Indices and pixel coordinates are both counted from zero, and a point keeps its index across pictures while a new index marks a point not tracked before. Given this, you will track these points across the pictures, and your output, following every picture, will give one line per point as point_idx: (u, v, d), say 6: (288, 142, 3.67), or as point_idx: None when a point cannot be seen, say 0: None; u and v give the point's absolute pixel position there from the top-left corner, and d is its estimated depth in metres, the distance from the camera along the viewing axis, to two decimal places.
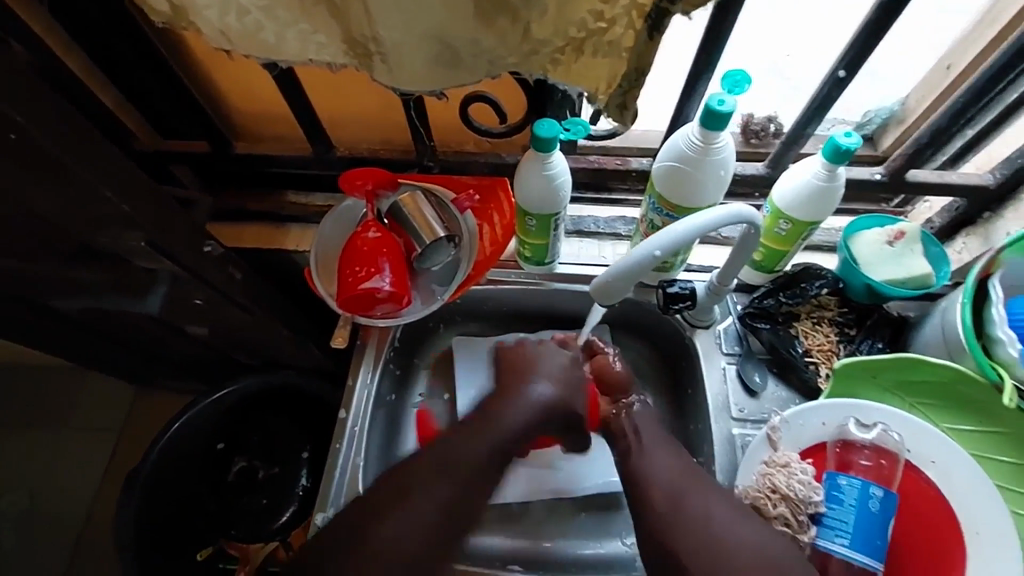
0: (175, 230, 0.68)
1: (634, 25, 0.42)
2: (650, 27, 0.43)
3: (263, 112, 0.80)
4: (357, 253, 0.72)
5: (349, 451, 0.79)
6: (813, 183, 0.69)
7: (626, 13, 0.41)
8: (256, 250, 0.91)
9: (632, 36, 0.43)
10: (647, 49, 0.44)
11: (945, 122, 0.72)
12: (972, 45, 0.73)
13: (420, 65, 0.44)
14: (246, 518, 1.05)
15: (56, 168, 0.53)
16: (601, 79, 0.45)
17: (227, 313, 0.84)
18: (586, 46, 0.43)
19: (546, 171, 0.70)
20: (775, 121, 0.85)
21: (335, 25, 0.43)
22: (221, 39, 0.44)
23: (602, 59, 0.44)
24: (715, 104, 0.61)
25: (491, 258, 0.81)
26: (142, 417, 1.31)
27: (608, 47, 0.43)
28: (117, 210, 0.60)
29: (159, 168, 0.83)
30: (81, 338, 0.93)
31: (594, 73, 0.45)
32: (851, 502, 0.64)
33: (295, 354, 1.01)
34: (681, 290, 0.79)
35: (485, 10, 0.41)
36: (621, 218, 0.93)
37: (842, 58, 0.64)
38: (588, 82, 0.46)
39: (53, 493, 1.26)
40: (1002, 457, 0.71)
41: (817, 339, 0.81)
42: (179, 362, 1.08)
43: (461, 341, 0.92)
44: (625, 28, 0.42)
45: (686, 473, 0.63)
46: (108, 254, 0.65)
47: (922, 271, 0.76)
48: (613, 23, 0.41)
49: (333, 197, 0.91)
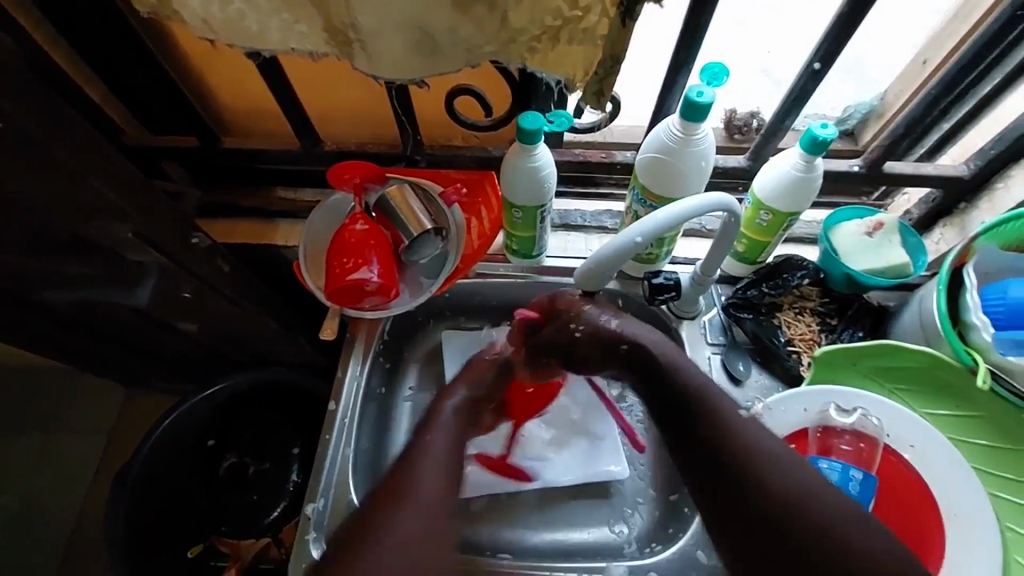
0: (163, 222, 0.69)
1: (608, 14, 0.43)
2: (623, 14, 0.44)
3: (251, 107, 0.80)
4: (345, 245, 0.73)
5: (338, 443, 0.79)
6: (792, 174, 0.71)
7: (599, 1, 0.43)
8: (246, 245, 0.92)
9: (606, 24, 0.44)
10: (621, 37, 0.46)
11: (920, 113, 0.74)
12: (947, 40, 0.76)
13: (397, 51, 0.44)
14: (236, 514, 1.07)
15: (42, 157, 0.54)
16: (577, 67, 0.46)
17: (216, 307, 0.85)
18: (562, 34, 0.44)
19: (531, 163, 0.71)
20: (757, 116, 0.87)
21: (315, 13, 0.44)
22: (204, 28, 0.44)
23: (577, 47, 0.45)
24: (694, 96, 0.62)
25: (479, 251, 0.83)
26: (132, 417, 1.31)
27: (583, 35, 0.44)
28: (105, 200, 0.61)
29: (147, 162, 0.83)
30: (69, 335, 0.93)
31: (571, 61, 0.46)
32: (832, 485, 0.67)
33: (285, 350, 1.02)
34: (666, 281, 0.80)
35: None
36: (607, 212, 0.94)
37: (817, 51, 0.65)
38: (566, 70, 0.47)
39: (41, 494, 1.25)
40: (978, 440, 0.73)
41: (799, 329, 0.83)
42: (168, 360, 1.08)
43: (450, 334, 0.93)
44: (599, 17, 0.44)
45: (777, 444, 0.57)
46: (96, 246, 0.66)
47: (900, 260, 0.78)
48: (588, 11, 0.43)
49: (322, 192, 0.92)
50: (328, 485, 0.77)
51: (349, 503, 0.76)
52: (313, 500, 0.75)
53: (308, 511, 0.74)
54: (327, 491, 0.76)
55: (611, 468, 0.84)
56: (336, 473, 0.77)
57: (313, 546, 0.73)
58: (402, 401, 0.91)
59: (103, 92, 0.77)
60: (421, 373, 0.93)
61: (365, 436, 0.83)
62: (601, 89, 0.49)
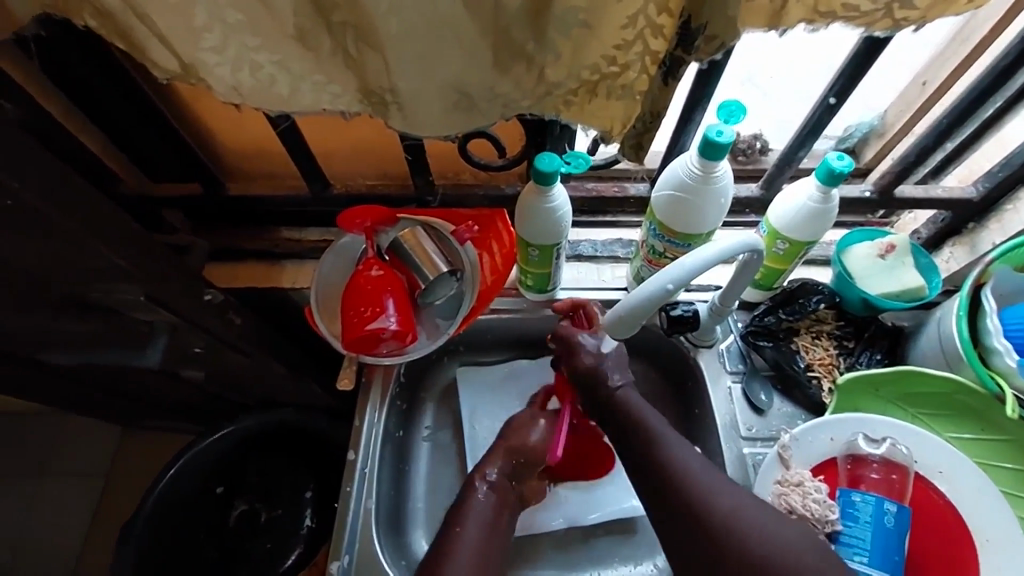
0: (172, 280, 0.67)
1: (648, 71, 0.42)
2: (665, 74, 0.48)
3: (255, 149, 0.79)
4: (360, 292, 0.71)
5: (360, 495, 0.77)
6: (808, 206, 0.70)
7: (640, 59, 0.42)
8: (251, 290, 0.89)
9: (646, 80, 0.43)
10: (662, 93, 0.50)
11: (931, 141, 0.76)
12: (944, 63, 0.75)
13: (436, 112, 0.45)
14: (247, 565, 1.03)
15: (47, 226, 0.52)
16: (615, 120, 0.46)
17: (227, 357, 0.83)
18: (599, 88, 0.44)
19: (548, 204, 0.70)
20: (761, 138, 0.88)
21: (350, 78, 0.44)
22: (232, 94, 0.44)
23: (614, 102, 0.45)
24: (713, 135, 0.61)
25: (493, 287, 0.80)
26: (130, 461, 1.26)
27: (621, 90, 0.44)
28: (114, 264, 0.59)
29: (150, 211, 0.81)
30: (70, 388, 0.90)
31: (607, 114, 0.46)
32: (867, 519, 0.65)
33: (295, 392, 0.99)
34: (684, 312, 0.80)
35: (501, 58, 0.43)
36: (619, 241, 0.93)
37: (831, 86, 0.66)
38: (601, 122, 0.47)
39: (37, 547, 1.20)
40: (1004, 463, 0.74)
41: (818, 354, 0.83)
42: (170, 404, 1.05)
43: (466, 370, 0.93)
44: (639, 73, 0.42)
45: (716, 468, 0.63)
46: (103, 306, 0.63)
47: (915, 284, 0.78)
48: (627, 67, 0.42)
49: (328, 231, 0.90)
50: (353, 538, 0.75)
51: (373, 558, 0.74)
52: (337, 557, 0.73)
53: (332, 569, 0.72)
54: (352, 546, 0.74)
55: (637, 503, 0.83)
56: (359, 526, 0.75)
57: None
58: (421, 442, 0.90)
59: (103, 143, 0.74)
60: (438, 410, 0.92)
61: (385, 484, 0.81)
62: (639, 141, 0.54)
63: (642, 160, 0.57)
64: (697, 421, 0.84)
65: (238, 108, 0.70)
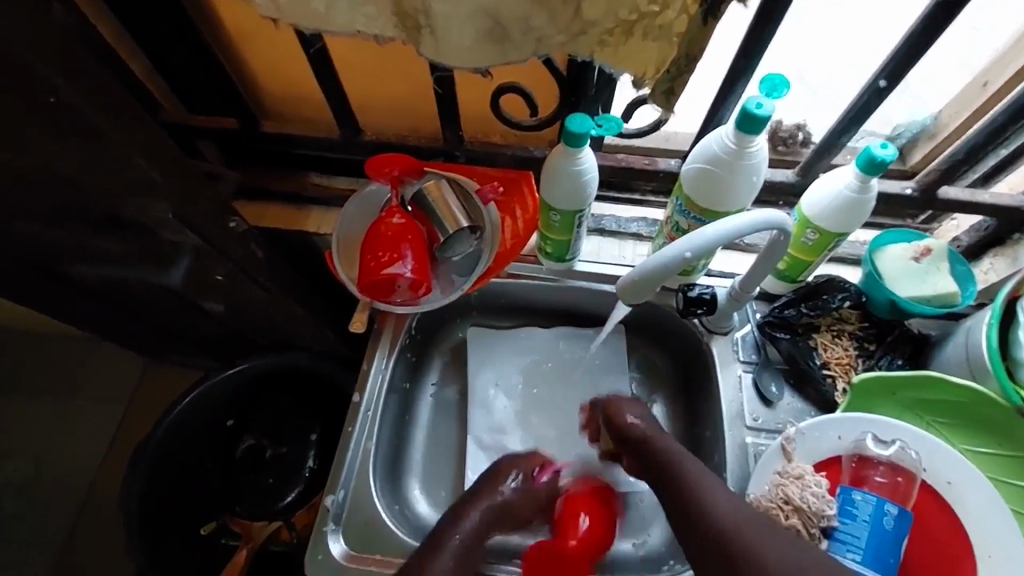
0: (199, 204, 0.69)
1: (687, 11, 0.43)
2: (705, 13, 0.46)
3: (291, 90, 0.80)
4: (380, 238, 0.72)
5: (360, 437, 0.79)
6: (845, 194, 0.68)
7: None
8: (276, 230, 0.91)
9: (684, 21, 0.44)
10: (701, 34, 0.47)
11: (982, 139, 0.72)
12: (1009, 63, 0.71)
13: (468, 39, 0.45)
14: (253, 496, 1.06)
15: (86, 133, 0.53)
16: (648, 64, 0.47)
17: (246, 290, 0.85)
18: (636, 28, 0.45)
19: (575, 167, 0.69)
20: (804, 129, 0.81)
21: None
22: (270, 7, 0.45)
23: (650, 43, 0.46)
24: (753, 107, 0.59)
25: (511, 251, 0.81)
26: (150, 389, 1.32)
27: (658, 31, 0.44)
28: (145, 176, 0.60)
29: (187, 141, 0.83)
30: (98, 308, 0.93)
31: (642, 57, 0.47)
32: (865, 518, 0.63)
33: (309, 336, 1.01)
34: (701, 294, 0.78)
35: None
36: (643, 219, 0.92)
37: (882, 68, 0.63)
38: (635, 65, 0.48)
39: (56, 460, 1.26)
40: (1017, 482, 0.71)
41: (836, 353, 0.81)
42: (190, 338, 1.08)
43: (476, 333, 0.92)
44: (677, 14, 0.44)
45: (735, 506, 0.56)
46: (135, 224, 0.66)
47: (948, 290, 0.75)
48: (666, 7, 0.43)
49: (356, 180, 0.91)
50: (350, 476, 0.77)
51: (366, 498, 0.76)
52: (333, 491, 0.75)
53: (327, 502, 0.74)
54: (347, 483, 0.76)
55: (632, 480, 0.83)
56: (357, 465, 0.77)
57: (331, 538, 0.73)
58: (425, 397, 0.91)
59: (148, 69, 0.76)
60: (445, 367, 0.93)
61: (386, 428, 0.83)
62: (671, 87, 0.51)
63: (671, 109, 0.54)
64: (705, 443, 0.82)
65: (276, 36, 0.70)
